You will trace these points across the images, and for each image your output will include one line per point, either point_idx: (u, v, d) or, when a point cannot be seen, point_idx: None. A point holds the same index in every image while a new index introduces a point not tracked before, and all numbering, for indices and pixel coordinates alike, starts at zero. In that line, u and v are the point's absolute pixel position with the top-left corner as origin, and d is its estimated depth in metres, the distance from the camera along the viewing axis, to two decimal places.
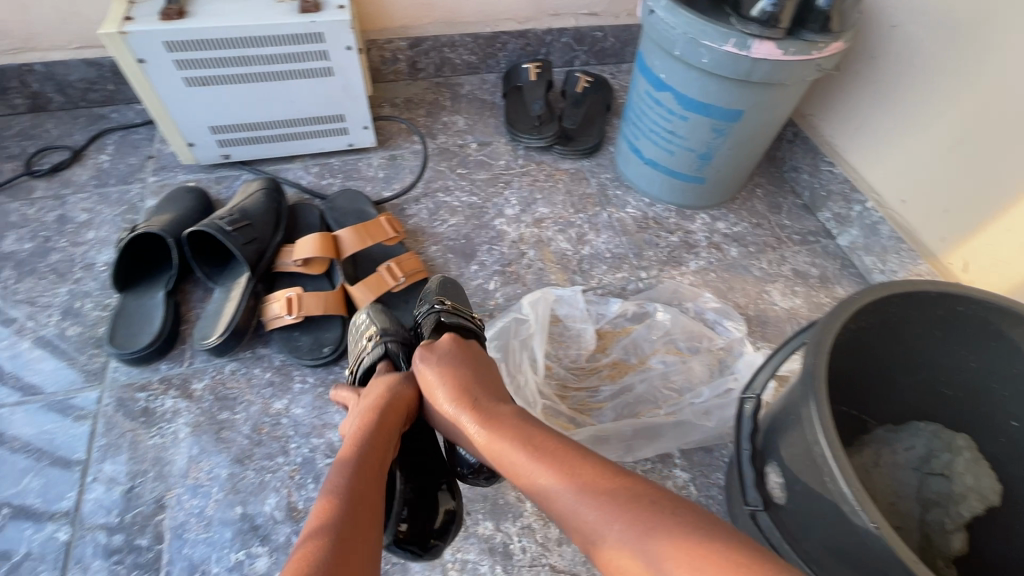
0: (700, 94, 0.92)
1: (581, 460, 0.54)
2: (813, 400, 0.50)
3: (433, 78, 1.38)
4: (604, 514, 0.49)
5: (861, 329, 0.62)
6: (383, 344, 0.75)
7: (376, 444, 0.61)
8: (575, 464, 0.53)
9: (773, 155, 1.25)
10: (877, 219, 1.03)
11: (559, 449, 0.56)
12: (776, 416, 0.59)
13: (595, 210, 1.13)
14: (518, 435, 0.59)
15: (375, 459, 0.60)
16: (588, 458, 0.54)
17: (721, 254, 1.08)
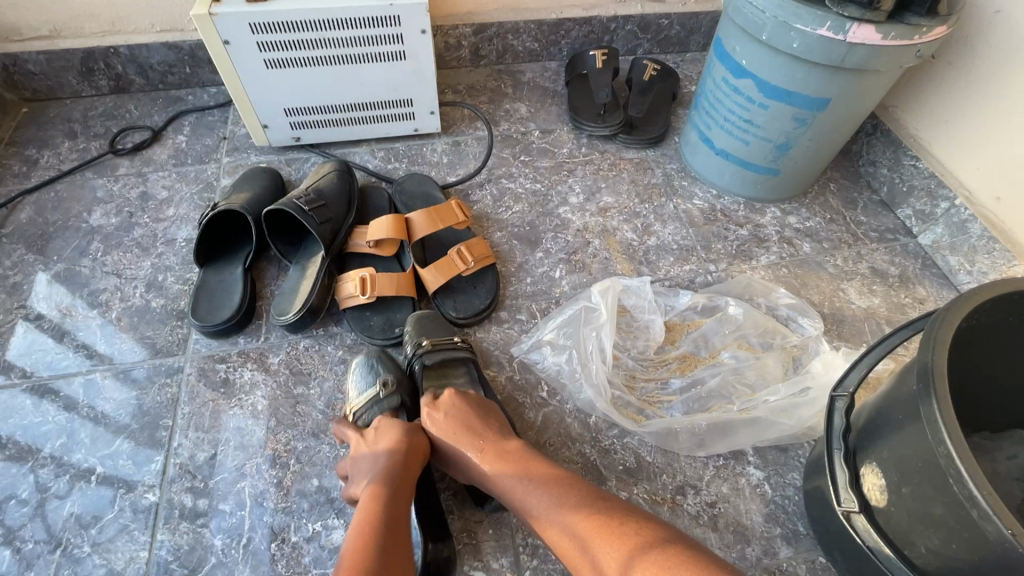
0: (785, 82, 0.88)
1: (591, 509, 0.59)
2: (933, 397, 0.48)
3: (495, 65, 1.37)
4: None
5: (974, 329, 0.58)
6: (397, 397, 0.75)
7: (403, 489, 0.63)
8: (587, 507, 0.59)
9: (848, 148, 1.20)
10: (967, 216, 0.98)
11: (566, 493, 0.61)
12: (877, 416, 0.57)
13: (661, 200, 1.11)
14: (528, 480, 0.63)
15: (400, 502, 0.61)
16: (595, 502, 0.60)
17: (793, 249, 1.04)
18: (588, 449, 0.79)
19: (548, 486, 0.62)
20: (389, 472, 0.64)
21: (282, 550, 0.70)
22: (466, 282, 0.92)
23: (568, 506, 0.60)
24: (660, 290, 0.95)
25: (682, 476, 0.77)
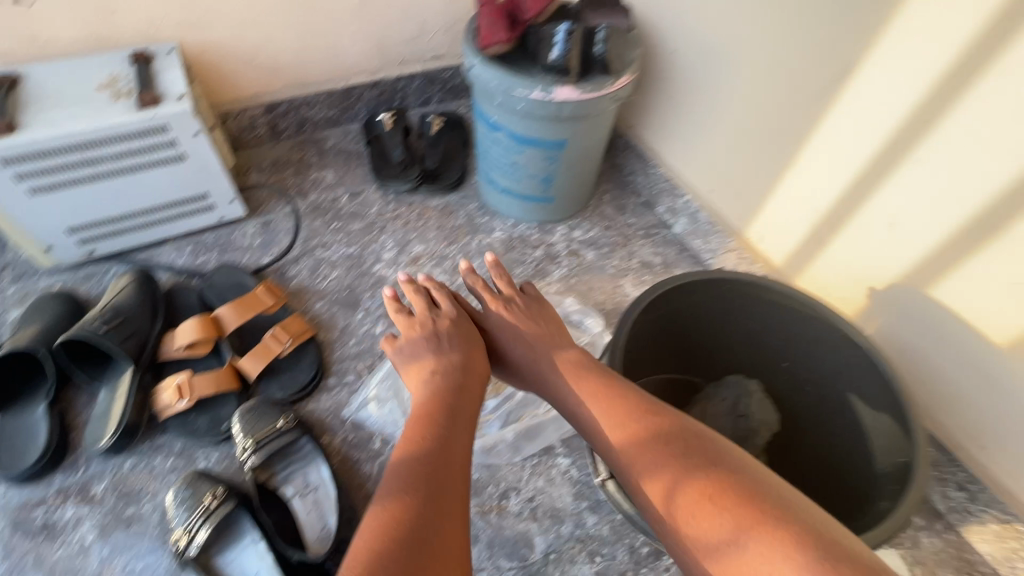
0: (527, 131, 1.05)
1: (641, 424, 0.66)
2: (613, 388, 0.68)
3: (296, 136, 1.43)
4: (632, 453, 0.64)
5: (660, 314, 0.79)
6: (229, 497, 0.80)
7: (444, 425, 0.69)
8: (660, 425, 0.66)
9: (614, 162, 1.43)
10: (695, 208, 1.22)
11: (594, 389, 0.72)
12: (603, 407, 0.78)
13: (466, 239, 1.25)
14: (596, 373, 0.74)
15: (447, 453, 0.65)
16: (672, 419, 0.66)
17: (579, 260, 1.23)
18: None
19: (596, 389, 0.72)
20: (427, 404, 0.72)
21: None
22: (288, 360, 0.98)
23: (610, 393, 0.71)
24: None
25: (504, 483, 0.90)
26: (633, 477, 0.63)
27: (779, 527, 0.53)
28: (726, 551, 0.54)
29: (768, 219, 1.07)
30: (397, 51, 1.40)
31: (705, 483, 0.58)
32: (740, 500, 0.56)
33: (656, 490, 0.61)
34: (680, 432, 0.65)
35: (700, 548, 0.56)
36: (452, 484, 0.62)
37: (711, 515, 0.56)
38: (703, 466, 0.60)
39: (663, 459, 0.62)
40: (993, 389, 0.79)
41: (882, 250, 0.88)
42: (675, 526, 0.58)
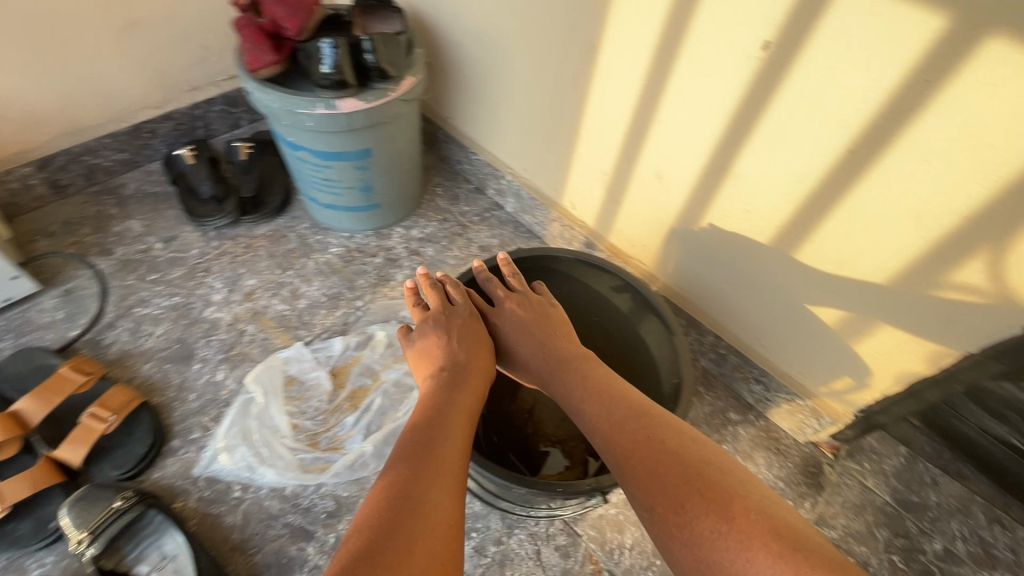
0: (327, 146, 1.05)
1: (645, 425, 0.66)
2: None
3: (88, 188, 1.30)
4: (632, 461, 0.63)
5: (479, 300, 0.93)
6: None
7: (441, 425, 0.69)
8: (657, 420, 0.66)
9: (441, 155, 1.46)
10: (517, 187, 1.30)
11: (607, 394, 0.72)
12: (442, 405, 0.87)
13: (301, 261, 1.23)
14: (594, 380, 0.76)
15: (430, 450, 0.65)
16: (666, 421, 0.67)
17: (420, 257, 1.26)
18: (292, 517, 0.89)
19: (606, 393, 0.73)
20: (430, 399, 0.73)
21: None
22: (117, 434, 0.92)
23: (619, 400, 0.71)
24: (317, 346, 1.08)
25: None
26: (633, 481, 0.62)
27: (763, 534, 0.52)
28: (712, 556, 0.53)
29: (574, 188, 1.16)
30: (183, 78, 1.31)
31: (690, 477, 0.59)
32: (727, 505, 0.55)
33: (657, 497, 0.59)
34: (665, 432, 0.64)
35: (692, 554, 0.54)
36: (441, 475, 0.62)
37: (710, 521, 0.55)
38: (686, 463, 0.60)
39: (661, 469, 0.61)
40: (757, 301, 0.95)
41: (657, 199, 0.99)
42: (672, 534, 0.56)
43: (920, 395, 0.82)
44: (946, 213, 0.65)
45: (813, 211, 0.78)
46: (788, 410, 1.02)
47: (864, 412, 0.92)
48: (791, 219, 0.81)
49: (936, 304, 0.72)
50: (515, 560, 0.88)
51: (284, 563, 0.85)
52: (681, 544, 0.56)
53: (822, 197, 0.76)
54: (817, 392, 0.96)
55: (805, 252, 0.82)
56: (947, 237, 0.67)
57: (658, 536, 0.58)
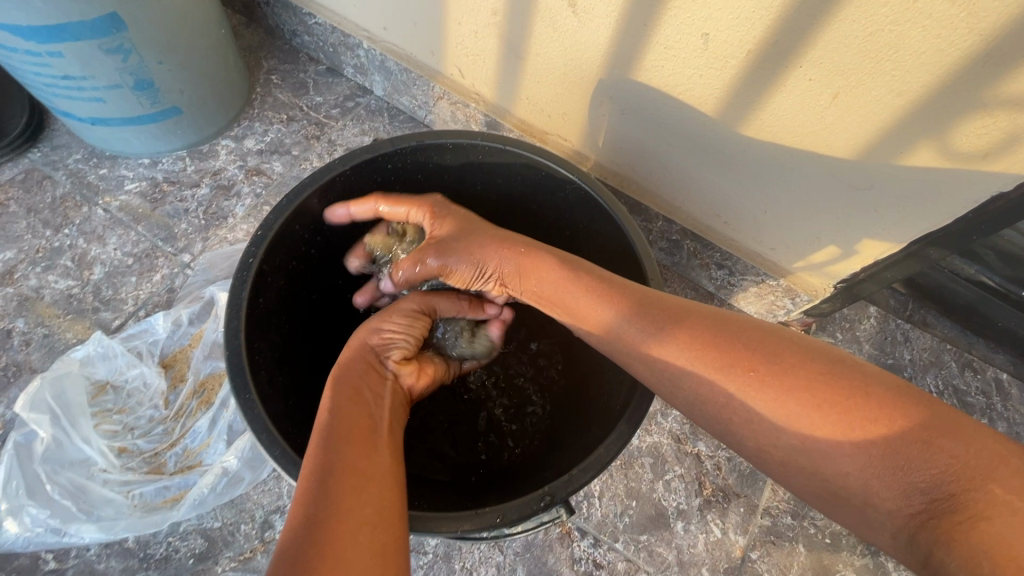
0: (30, 17, 0.62)
1: (734, 340, 0.43)
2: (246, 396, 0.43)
3: None
4: (632, 314, 0.47)
5: (315, 241, 0.56)
6: None
7: (364, 417, 0.45)
8: (734, 334, 0.43)
9: (268, 25, 1.03)
10: (380, 56, 0.92)
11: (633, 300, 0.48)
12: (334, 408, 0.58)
13: (81, 214, 0.84)
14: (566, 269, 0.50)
15: (358, 451, 0.41)
16: (751, 331, 0.43)
17: (265, 177, 0.90)
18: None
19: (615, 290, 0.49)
20: (355, 402, 0.46)
21: None
22: None
23: (704, 326, 0.45)
24: (131, 331, 0.75)
25: (260, 512, 0.68)
26: (648, 353, 0.46)
27: (895, 398, 0.37)
28: (824, 447, 0.38)
29: (454, 46, 0.82)
30: None
31: (810, 394, 0.39)
32: (803, 348, 0.41)
33: (815, 449, 0.39)
34: (767, 340, 0.42)
35: (751, 424, 0.42)
36: (361, 498, 0.38)
37: (781, 381, 0.40)
38: (790, 371, 0.40)
39: (676, 316, 0.46)
40: (719, 162, 0.71)
41: (574, 40, 0.69)
42: (745, 421, 0.42)
43: (920, 255, 0.65)
44: (939, 15, 0.46)
45: (801, 21, 0.52)
46: (756, 293, 0.86)
47: (846, 282, 0.76)
48: (768, 38, 0.54)
49: (965, 133, 0.52)
50: (462, 547, 0.70)
51: None
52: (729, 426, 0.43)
53: None
54: (792, 268, 0.79)
55: (786, 87, 0.58)
56: (1007, 25, 0.44)
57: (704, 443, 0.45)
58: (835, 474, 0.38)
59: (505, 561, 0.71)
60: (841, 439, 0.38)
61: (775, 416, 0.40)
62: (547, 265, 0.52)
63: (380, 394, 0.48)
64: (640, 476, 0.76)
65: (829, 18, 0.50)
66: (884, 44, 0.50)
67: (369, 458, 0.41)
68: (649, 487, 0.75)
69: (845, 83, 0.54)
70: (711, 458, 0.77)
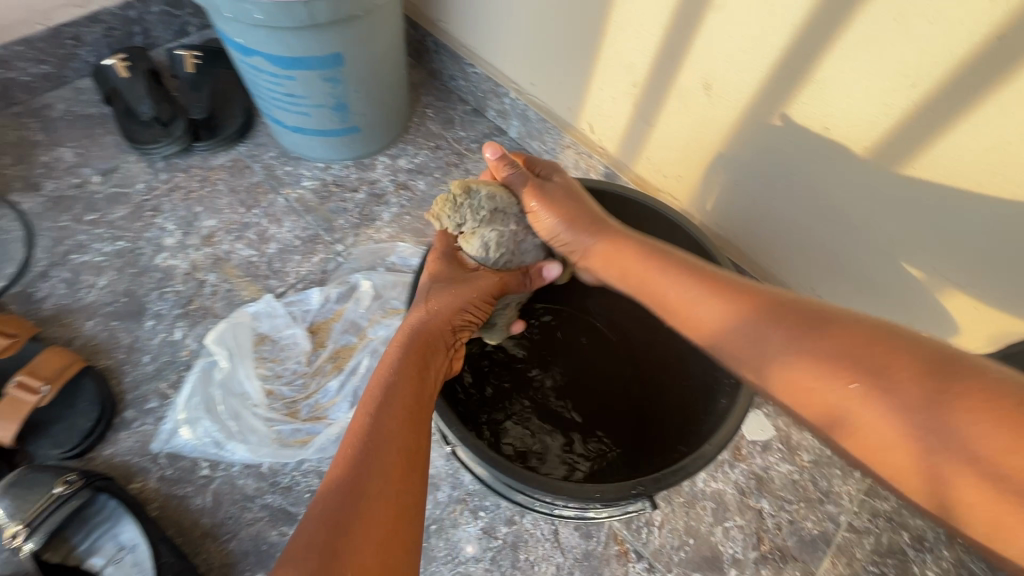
0: (285, 50, 0.83)
1: (843, 347, 0.46)
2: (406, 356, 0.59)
3: (7, 110, 1.07)
4: (744, 314, 0.52)
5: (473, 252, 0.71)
6: None
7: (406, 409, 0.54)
8: (851, 339, 0.46)
9: (431, 69, 1.23)
10: (523, 106, 1.08)
11: (751, 298, 0.52)
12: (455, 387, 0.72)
13: (267, 199, 1.03)
14: (662, 272, 0.58)
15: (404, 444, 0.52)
16: (867, 341, 0.46)
17: (410, 192, 1.07)
18: (271, 498, 0.77)
19: (729, 288, 0.54)
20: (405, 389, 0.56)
21: None
22: (57, 407, 0.78)
23: (811, 330, 0.48)
24: (292, 299, 0.92)
25: None
26: (758, 350, 0.50)
27: (929, 371, 0.42)
28: (933, 465, 0.41)
29: (591, 105, 0.96)
30: None
31: (929, 410, 0.41)
32: (874, 335, 0.46)
33: (935, 465, 0.41)
34: (883, 350, 0.45)
35: (857, 432, 0.45)
36: (379, 488, 0.48)
37: (888, 398, 0.43)
38: (906, 384, 0.43)
39: (782, 315, 0.50)
40: (826, 235, 0.77)
41: (704, 115, 0.80)
42: (853, 428, 0.45)
43: None
44: None
45: (938, 117, 0.59)
46: None
47: None
48: (900, 129, 0.62)
49: None
50: (529, 539, 0.77)
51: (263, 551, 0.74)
52: (837, 425, 0.46)
53: (949, 97, 0.57)
54: None
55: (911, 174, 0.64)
56: None
57: (813, 427, 0.49)
58: (944, 491, 0.41)
59: (565, 563, 0.77)
60: (964, 457, 0.40)
61: (885, 429, 0.43)
62: (646, 265, 0.60)
63: (425, 384, 0.58)
64: (700, 517, 0.80)
65: (968, 116, 0.57)
66: (1013, 150, 0.56)
67: (394, 449, 0.51)
68: (708, 529, 0.80)
69: (971, 177, 0.60)
70: (773, 517, 0.80)
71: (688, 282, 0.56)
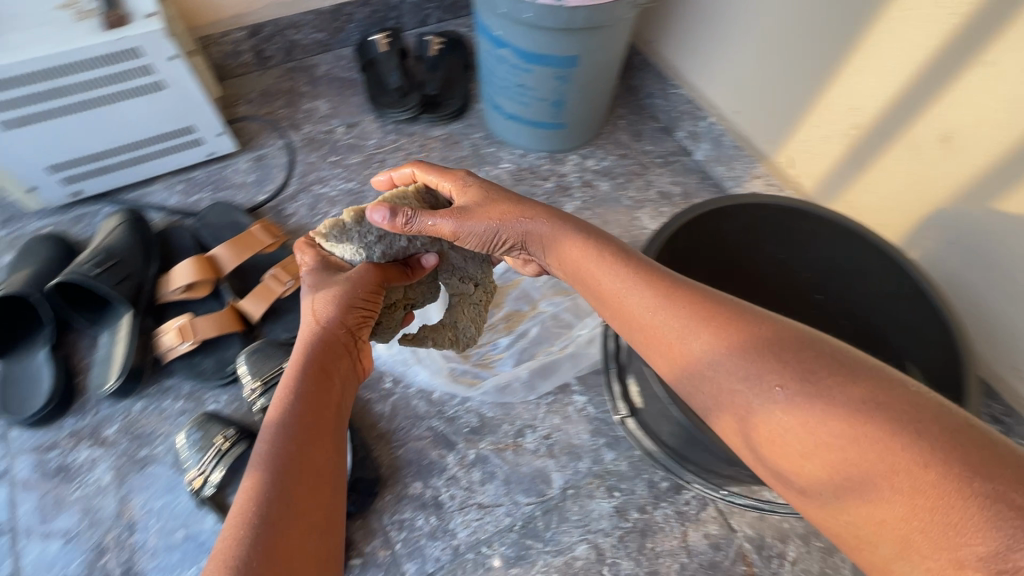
0: (534, 47, 0.95)
1: (830, 396, 0.41)
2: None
3: (285, 63, 1.32)
4: (715, 342, 0.48)
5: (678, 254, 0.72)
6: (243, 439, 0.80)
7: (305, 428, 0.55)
8: (827, 389, 0.42)
9: (630, 84, 1.31)
10: (720, 131, 1.12)
11: (724, 327, 0.48)
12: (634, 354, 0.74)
13: (471, 172, 1.17)
14: (634, 288, 0.54)
15: (296, 459, 0.53)
16: (840, 398, 0.41)
17: (593, 191, 1.16)
18: (437, 422, 0.87)
19: (682, 323, 0.50)
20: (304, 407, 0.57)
21: None
22: (291, 300, 0.95)
23: (772, 372, 0.44)
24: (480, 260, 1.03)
25: (519, 421, 0.88)
26: (726, 383, 0.47)
27: (844, 421, 0.40)
28: (908, 545, 0.38)
29: (797, 141, 0.98)
30: None
31: (902, 488, 0.37)
32: (852, 398, 0.40)
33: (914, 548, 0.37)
34: (864, 418, 0.39)
35: (811, 484, 0.42)
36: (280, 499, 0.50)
37: (873, 462, 0.38)
38: (874, 453, 0.38)
39: (764, 351, 0.45)
40: None
41: (930, 171, 0.79)
42: (814, 482, 0.42)
43: None
44: None
45: None
46: None
47: None
48: None
49: None
50: (658, 532, 0.80)
51: (423, 465, 0.84)
52: (791, 473, 0.44)
53: None
54: None
55: None
56: None
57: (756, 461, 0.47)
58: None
59: (689, 565, 0.78)
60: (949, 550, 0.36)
61: (865, 494, 0.39)
62: (613, 274, 0.56)
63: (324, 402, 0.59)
64: (837, 566, 0.78)
65: None
66: None
67: (302, 468, 0.52)
68: None
69: None
70: None
71: (660, 302, 0.52)
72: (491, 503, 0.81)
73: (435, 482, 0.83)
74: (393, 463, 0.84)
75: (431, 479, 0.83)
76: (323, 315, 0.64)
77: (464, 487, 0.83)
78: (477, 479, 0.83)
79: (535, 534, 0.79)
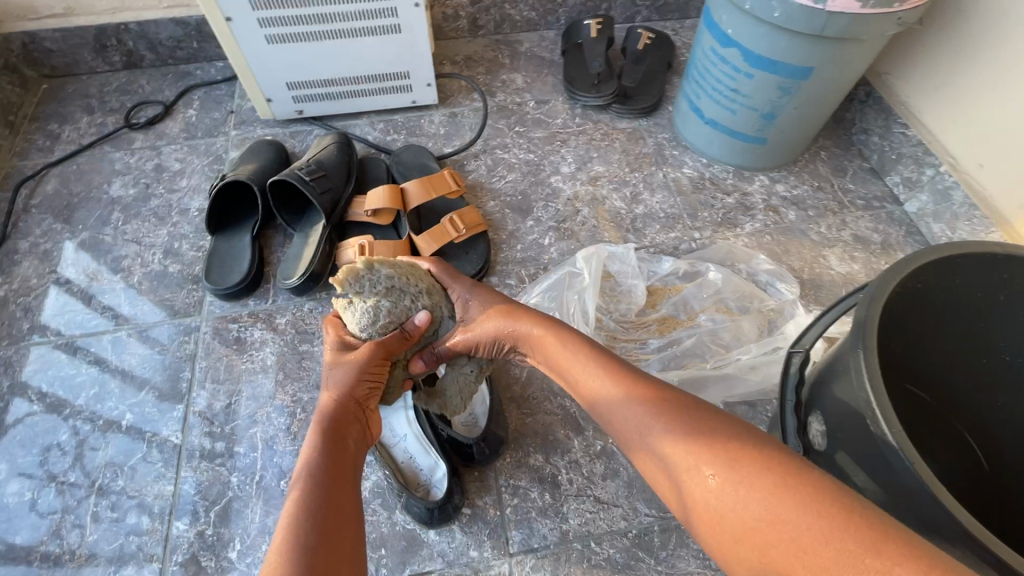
0: (768, 51, 0.89)
1: (739, 466, 0.46)
2: (862, 348, 0.54)
3: (493, 34, 1.38)
4: (644, 407, 0.54)
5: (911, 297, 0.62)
6: None
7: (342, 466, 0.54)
8: (738, 459, 0.46)
9: (841, 116, 1.20)
10: (950, 184, 0.99)
11: (649, 402, 0.54)
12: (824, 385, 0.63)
13: (651, 169, 1.14)
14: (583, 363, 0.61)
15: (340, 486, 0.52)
16: (744, 465, 0.46)
17: (778, 217, 1.07)
18: (570, 403, 0.85)
19: (618, 397, 0.56)
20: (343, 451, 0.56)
21: (290, 487, 0.80)
22: (459, 248, 0.98)
23: (688, 446, 0.49)
24: (645, 257, 1.00)
25: None
26: (653, 450, 0.52)
27: (766, 487, 0.44)
28: None
29: None
30: None
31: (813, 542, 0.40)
32: (764, 469, 0.45)
33: None
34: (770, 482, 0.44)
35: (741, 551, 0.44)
36: (322, 520, 0.49)
37: (783, 525, 0.42)
38: (789, 516, 0.42)
39: (680, 420, 0.51)
40: None
41: None
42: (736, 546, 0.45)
43: None
44: None
45: None
46: None
47: None
48: None
49: None
50: None
51: (548, 440, 0.82)
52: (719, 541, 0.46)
53: None
54: None
55: None
56: None
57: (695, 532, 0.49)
58: None
59: None
60: None
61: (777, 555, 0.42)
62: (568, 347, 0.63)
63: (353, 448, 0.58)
64: None
65: None
66: None
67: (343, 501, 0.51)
68: None
69: None
70: None
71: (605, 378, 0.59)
72: (610, 500, 0.77)
73: (556, 460, 0.81)
74: (519, 429, 0.83)
75: (553, 456, 0.81)
76: (337, 383, 0.60)
77: (585, 475, 0.79)
78: (599, 472, 0.80)
79: (648, 548, 0.74)
